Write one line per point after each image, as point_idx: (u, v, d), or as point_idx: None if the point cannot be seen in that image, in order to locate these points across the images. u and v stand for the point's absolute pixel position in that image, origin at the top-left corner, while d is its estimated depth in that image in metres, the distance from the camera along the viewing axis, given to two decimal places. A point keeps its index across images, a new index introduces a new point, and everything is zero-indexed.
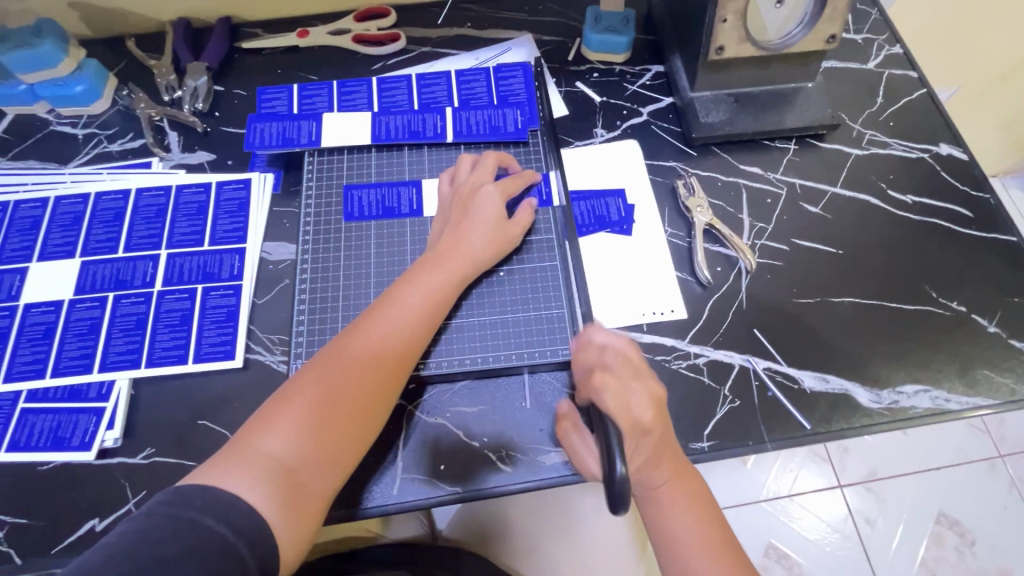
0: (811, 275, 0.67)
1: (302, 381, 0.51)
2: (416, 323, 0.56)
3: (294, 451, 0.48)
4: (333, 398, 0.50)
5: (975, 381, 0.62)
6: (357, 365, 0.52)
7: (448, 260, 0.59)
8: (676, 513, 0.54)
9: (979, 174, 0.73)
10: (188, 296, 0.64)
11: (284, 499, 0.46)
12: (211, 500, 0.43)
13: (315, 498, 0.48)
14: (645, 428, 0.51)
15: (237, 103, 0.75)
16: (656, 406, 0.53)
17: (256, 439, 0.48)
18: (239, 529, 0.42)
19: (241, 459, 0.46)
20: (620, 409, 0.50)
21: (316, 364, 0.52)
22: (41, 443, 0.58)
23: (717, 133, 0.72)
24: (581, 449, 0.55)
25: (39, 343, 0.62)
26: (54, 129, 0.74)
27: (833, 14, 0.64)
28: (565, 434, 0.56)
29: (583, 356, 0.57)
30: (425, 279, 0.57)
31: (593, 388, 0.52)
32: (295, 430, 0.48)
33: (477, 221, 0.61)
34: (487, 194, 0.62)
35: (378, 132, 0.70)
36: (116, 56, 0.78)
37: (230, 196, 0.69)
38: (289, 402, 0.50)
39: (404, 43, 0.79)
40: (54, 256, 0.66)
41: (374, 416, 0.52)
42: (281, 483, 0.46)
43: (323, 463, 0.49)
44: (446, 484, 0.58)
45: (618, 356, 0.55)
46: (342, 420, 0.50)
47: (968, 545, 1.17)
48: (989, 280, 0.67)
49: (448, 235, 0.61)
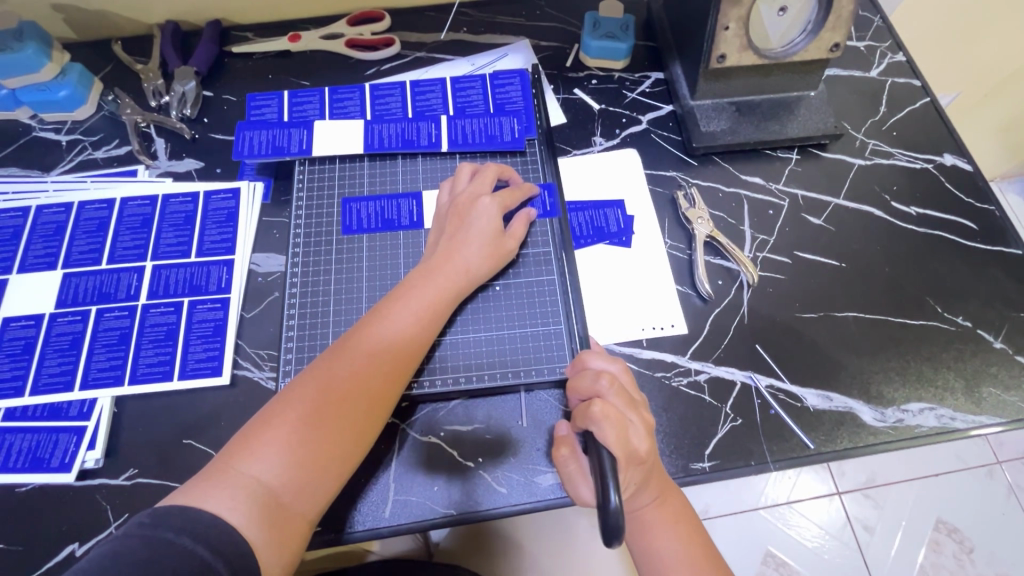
0: (813, 289, 0.66)
1: (288, 399, 0.49)
2: (409, 339, 0.54)
3: (280, 473, 0.46)
4: (323, 419, 0.48)
5: (980, 399, 0.61)
6: (347, 384, 0.50)
7: (444, 273, 0.57)
8: (661, 534, 0.53)
9: (984, 186, 0.71)
10: (174, 309, 0.62)
11: (269, 524, 0.44)
12: (191, 521, 0.41)
13: (300, 520, 0.46)
14: (640, 460, 0.50)
15: (226, 109, 0.74)
16: (649, 437, 0.51)
17: (239, 460, 0.46)
18: (219, 551, 0.41)
19: (224, 482, 0.44)
20: (618, 443, 0.48)
21: (304, 381, 0.50)
22: (20, 463, 0.56)
23: (718, 142, 0.70)
24: (577, 477, 0.52)
25: (19, 359, 0.60)
26: (36, 135, 0.72)
27: (837, 22, 0.63)
28: (563, 460, 0.53)
29: (581, 383, 0.54)
30: (418, 294, 0.56)
31: (590, 423, 0.49)
32: (283, 451, 0.46)
33: (473, 233, 0.59)
34: (484, 207, 0.60)
35: (371, 141, 0.68)
36: (101, 60, 0.76)
37: (217, 206, 0.67)
38: (276, 422, 0.48)
39: (398, 48, 0.77)
40: (34, 268, 0.64)
41: (363, 434, 0.50)
42: (266, 507, 0.44)
43: (311, 485, 0.47)
44: (439, 505, 0.56)
45: (615, 384, 0.52)
46: (331, 440, 0.48)
47: (966, 552, 1.16)
48: (994, 294, 0.66)
49: (443, 248, 0.59)
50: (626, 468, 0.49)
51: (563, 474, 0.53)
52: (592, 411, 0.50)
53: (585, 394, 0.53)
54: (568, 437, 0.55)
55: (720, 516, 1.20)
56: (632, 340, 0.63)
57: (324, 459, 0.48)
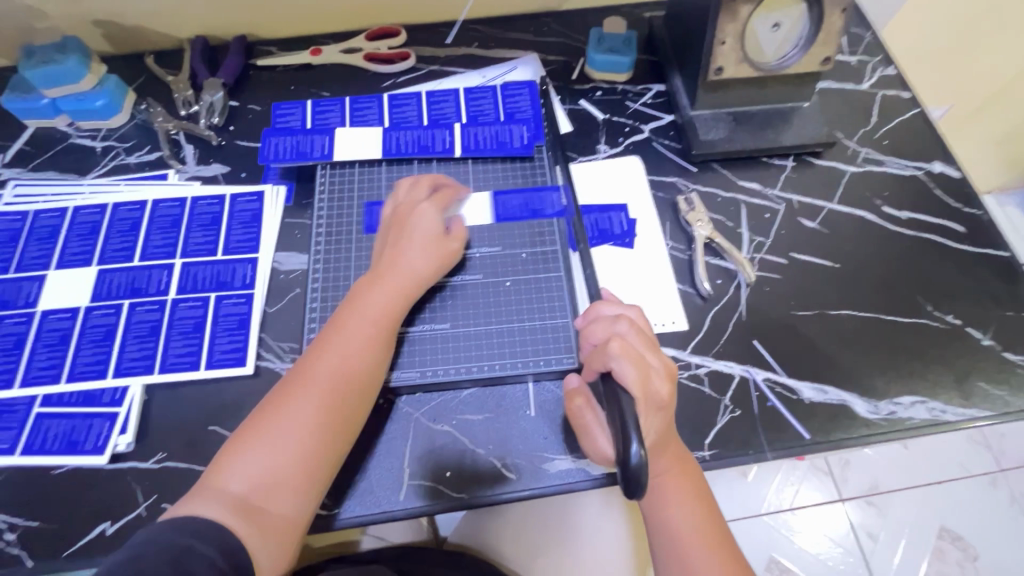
0: (809, 289, 0.69)
1: (256, 417, 0.52)
2: (362, 343, 0.56)
3: (251, 481, 0.49)
4: (285, 427, 0.51)
5: (971, 392, 0.64)
6: (305, 392, 0.53)
7: (388, 278, 0.59)
8: (674, 506, 0.52)
9: (972, 191, 0.75)
10: (201, 304, 0.66)
11: (246, 527, 0.47)
12: (182, 526, 0.45)
13: (283, 518, 0.49)
14: (660, 404, 0.50)
15: (251, 118, 0.78)
16: (670, 382, 0.52)
17: (216, 478, 0.49)
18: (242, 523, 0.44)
19: (202, 498, 0.48)
20: (638, 383, 0.49)
21: (270, 399, 0.53)
22: (55, 447, 0.59)
23: (717, 150, 0.74)
24: (593, 426, 0.54)
25: (56, 349, 0.63)
26: (73, 142, 0.76)
27: (827, 37, 0.67)
28: (578, 411, 0.55)
29: (595, 328, 0.55)
30: (366, 301, 0.58)
31: (609, 361, 0.50)
32: (250, 462, 0.50)
33: (414, 237, 0.62)
34: (423, 211, 0.63)
35: (389, 147, 0.72)
36: (134, 72, 0.81)
37: (243, 208, 0.71)
38: (241, 439, 0.51)
39: (413, 61, 0.82)
40: (71, 265, 0.68)
41: (334, 434, 0.53)
42: (242, 512, 0.48)
43: (285, 487, 0.50)
44: (452, 491, 0.59)
45: (633, 326, 0.53)
46: (296, 443, 0.51)
47: (970, 560, 1.17)
48: (983, 294, 0.69)
49: (387, 256, 0.61)
50: (647, 411, 0.49)
51: (579, 425, 0.55)
52: (612, 348, 0.50)
53: (600, 338, 0.54)
54: (581, 389, 0.56)
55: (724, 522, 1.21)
56: None
57: (293, 461, 0.50)
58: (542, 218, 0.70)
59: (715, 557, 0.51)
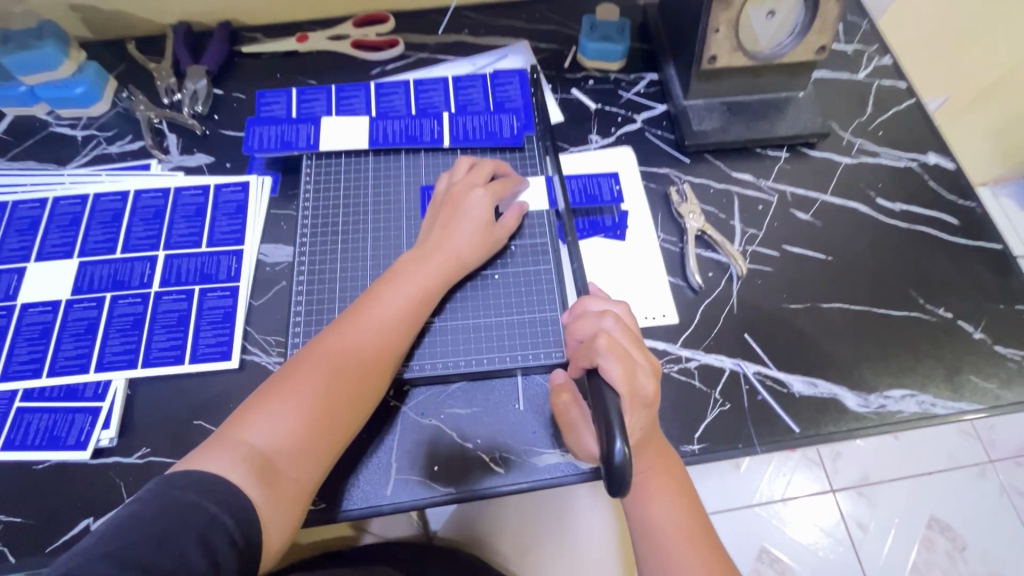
0: (801, 282, 0.68)
1: (289, 375, 0.52)
2: (398, 322, 0.57)
3: (276, 441, 0.49)
4: (321, 391, 0.52)
5: (961, 386, 0.63)
6: (341, 362, 0.53)
7: (433, 259, 0.60)
8: (659, 502, 0.52)
9: (966, 184, 0.74)
10: (185, 297, 0.65)
11: (266, 484, 0.47)
12: (195, 480, 0.44)
13: (295, 485, 0.49)
14: (646, 402, 0.49)
15: (236, 107, 0.76)
16: (654, 379, 0.51)
17: (239, 430, 0.49)
18: (226, 505, 0.44)
19: (224, 448, 0.48)
20: (624, 381, 0.48)
21: (304, 358, 0.54)
22: (37, 442, 0.58)
23: (710, 141, 0.73)
24: (580, 424, 0.53)
25: (37, 342, 0.62)
26: (53, 131, 0.75)
27: (823, 25, 0.65)
28: (565, 407, 0.53)
29: (582, 324, 0.54)
30: (409, 280, 0.59)
31: (596, 357, 0.49)
32: (283, 420, 0.50)
33: (463, 222, 0.62)
34: (476, 198, 0.63)
35: (376, 137, 0.70)
36: (116, 58, 0.79)
37: (228, 198, 0.70)
38: (278, 392, 0.51)
39: (402, 49, 0.80)
40: (52, 257, 0.66)
41: (357, 408, 0.53)
42: (261, 470, 0.47)
43: (305, 453, 0.50)
44: (440, 484, 0.58)
45: (619, 322, 0.52)
46: (327, 410, 0.52)
47: (959, 550, 1.17)
48: (975, 286, 0.68)
49: (433, 236, 0.61)
50: (632, 408, 0.48)
51: (564, 421, 0.54)
52: (598, 345, 0.49)
53: (587, 334, 0.53)
54: (567, 384, 0.55)
55: (716, 513, 1.22)
56: None
57: (316, 429, 0.51)
58: (599, 203, 0.70)
59: (697, 557, 0.50)
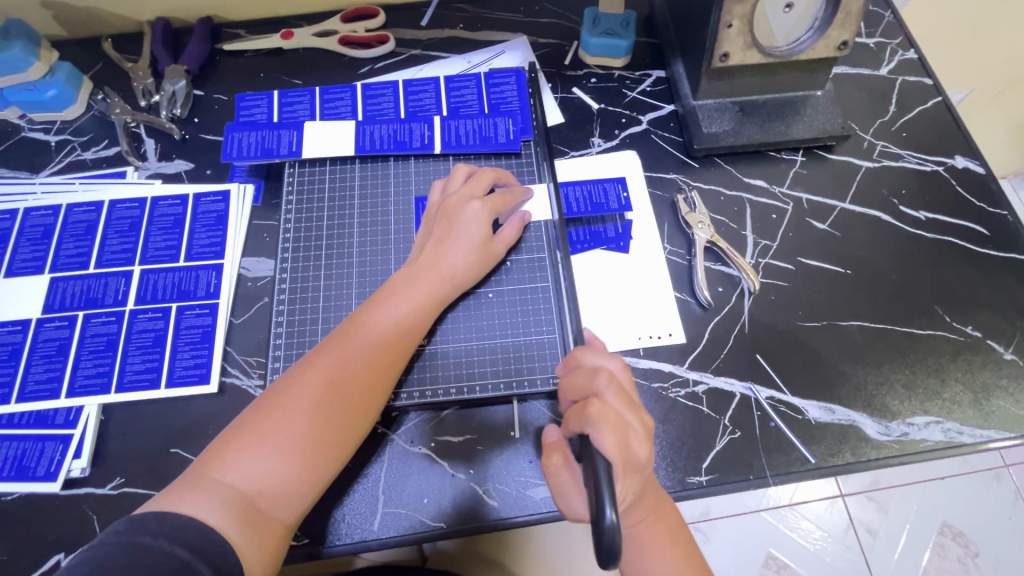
0: (819, 298, 0.64)
1: (271, 403, 0.47)
2: (393, 343, 0.53)
3: (259, 479, 0.44)
4: (309, 424, 0.47)
5: (989, 412, 0.59)
6: (331, 387, 0.48)
7: (429, 276, 0.56)
8: (656, 556, 0.49)
9: (996, 189, 0.69)
10: (162, 315, 0.61)
11: (250, 529, 0.42)
12: (167, 523, 0.40)
13: (280, 525, 0.45)
14: (638, 467, 0.47)
15: (217, 109, 0.72)
16: (648, 442, 0.49)
17: (217, 467, 0.44)
18: (199, 551, 0.39)
19: (200, 487, 0.43)
20: (616, 449, 0.45)
21: (287, 382, 0.49)
22: (5, 472, 0.55)
23: (720, 144, 0.68)
24: (569, 487, 0.49)
25: (5, 365, 0.59)
26: (26, 136, 0.71)
27: (845, 19, 0.60)
28: (554, 471, 0.48)
29: (576, 381, 0.51)
30: (403, 299, 0.54)
31: (585, 425, 0.46)
32: (267, 457, 0.45)
33: (461, 238, 0.57)
34: (474, 209, 0.58)
35: (363, 142, 0.66)
36: (91, 58, 0.75)
37: (207, 208, 0.66)
38: (259, 426, 0.46)
39: (393, 45, 0.76)
40: (22, 272, 0.63)
41: (348, 440, 0.49)
42: (244, 511, 0.43)
43: (292, 491, 0.45)
44: (430, 517, 0.55)
45: (613, 382, 0.49)
46: (317, 445, 0.47)
47: (971, 557, 1.12)
48: (1006, 302, 0.63)
49: (429, 251, 0.57)
50: (624, 476, 0.45)
51: (553, 484, 0.49)
52: (588, 412, 0.46)
53: (580, 392, 0.51)
54: (558, 444, 0.50)
55: (721, 517, 1.17)
56: (630, 349, 0.61)
57: (304, 464, 0.46)
58: (606, 212, 0.65)
59: None
